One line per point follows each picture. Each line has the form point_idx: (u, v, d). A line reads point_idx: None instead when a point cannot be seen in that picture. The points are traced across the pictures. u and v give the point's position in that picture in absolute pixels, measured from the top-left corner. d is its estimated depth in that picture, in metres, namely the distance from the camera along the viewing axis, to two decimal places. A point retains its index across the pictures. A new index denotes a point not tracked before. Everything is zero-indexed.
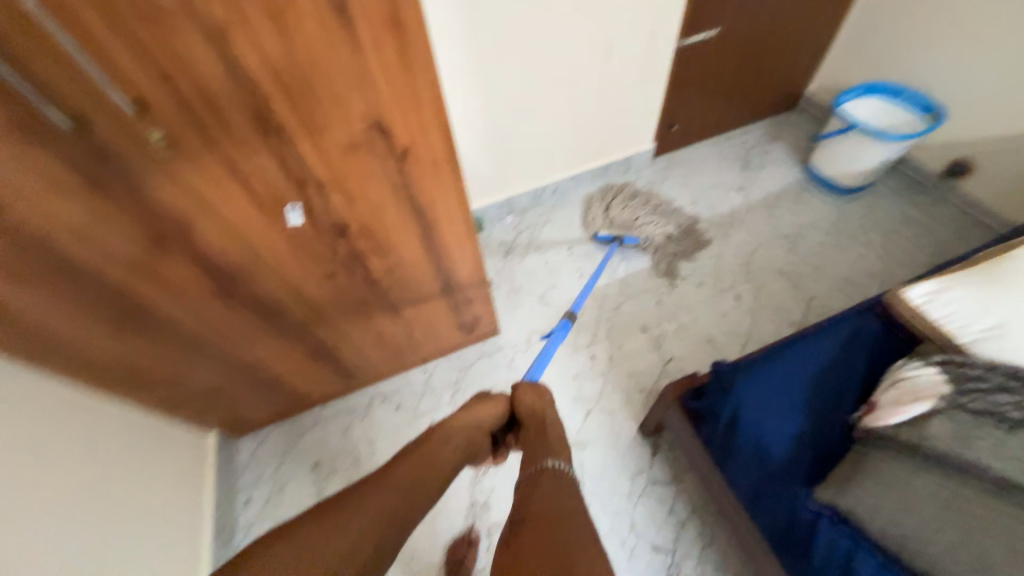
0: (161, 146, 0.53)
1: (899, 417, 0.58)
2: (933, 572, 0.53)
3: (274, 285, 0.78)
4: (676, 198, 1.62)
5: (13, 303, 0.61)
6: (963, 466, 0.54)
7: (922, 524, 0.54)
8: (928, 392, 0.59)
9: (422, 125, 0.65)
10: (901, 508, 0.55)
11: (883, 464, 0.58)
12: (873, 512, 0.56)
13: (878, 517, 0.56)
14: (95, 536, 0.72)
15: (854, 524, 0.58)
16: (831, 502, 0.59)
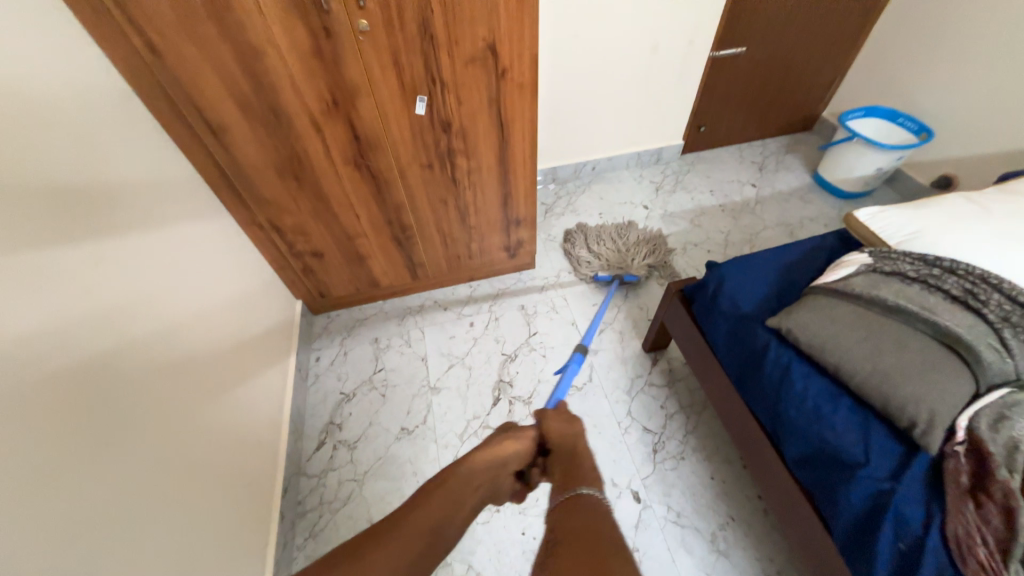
0: (363, 33, 0.83)
1: (832, 277, 0.82)
2: (842, 365, 0.73)
3: (391, 164, 1.07)
4: (697, 186, 1.87)
5: (233, 128, 0.91)
6: (869, 298, 0.74)
7: (839, 328, 0.74)
8: (855, 264, 0.82)
9: (520, 52, 0.94)
10: (826, 320, 0.75)
11: (819, 298, 0.79)
12: (806, 327, 0.76)
13: (809, 330, 0.76)
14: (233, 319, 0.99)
15: (792, 338, 0.78)
16: (777, 326, 0.80)
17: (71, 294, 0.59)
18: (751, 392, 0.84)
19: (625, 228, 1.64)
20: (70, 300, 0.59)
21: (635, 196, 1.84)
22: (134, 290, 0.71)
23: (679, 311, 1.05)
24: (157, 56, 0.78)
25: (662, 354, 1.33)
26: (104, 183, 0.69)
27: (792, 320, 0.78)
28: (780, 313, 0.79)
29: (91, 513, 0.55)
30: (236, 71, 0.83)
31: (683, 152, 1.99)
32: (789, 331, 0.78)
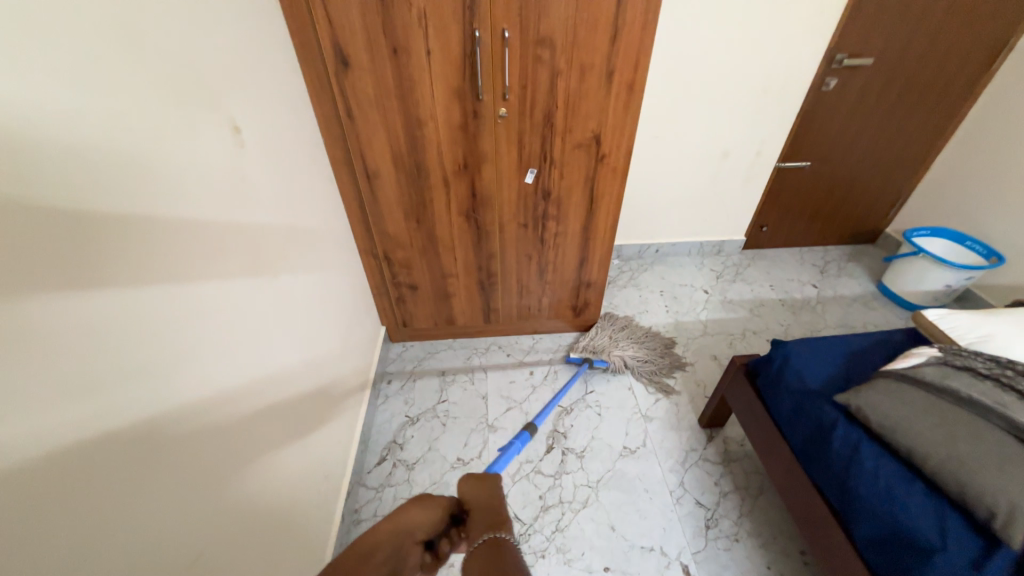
0: (501, 117, 1.07)
1: (901, 363, 0.87)
2: (913, 446, 0.75)
3: (494, 219, 1.27)
4: (758, 279, 1.96)
5: (383, 175, 1.16)
6: (940, 386, 0.78)
7: (908, 412, 0.77)
8: (925, 355, 0.87)
9: (618, 143, 1.14)
10: (893, 403, 0.79)
11: (887, 382, 0.83)
12: (873, 407, 0.80)
13: (876, 411, 0.80)
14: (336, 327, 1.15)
15: (861, 416, 0.82)
16: (846, 403, 0.84)
17: (250, 272, 0.77)
18: (818, 468, 0.85)
19: (642, 329, 1.67)
20: (249, 275, 0.76)
21: (696, 281, 1.95)
22: (283, 281, 0.89)
23: (741, 384, 1.10)
24: (350, 119, 1.05)
25: (718, 431, 1.34)
26: (283, 199, 0.90)
27: (861, 399, 0.82)
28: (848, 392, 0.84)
29: (224, 442, 0.67)
30: (400, 135, 1.08)
31: (744, 248, 2.11)
32: (858, 409, 0.82)
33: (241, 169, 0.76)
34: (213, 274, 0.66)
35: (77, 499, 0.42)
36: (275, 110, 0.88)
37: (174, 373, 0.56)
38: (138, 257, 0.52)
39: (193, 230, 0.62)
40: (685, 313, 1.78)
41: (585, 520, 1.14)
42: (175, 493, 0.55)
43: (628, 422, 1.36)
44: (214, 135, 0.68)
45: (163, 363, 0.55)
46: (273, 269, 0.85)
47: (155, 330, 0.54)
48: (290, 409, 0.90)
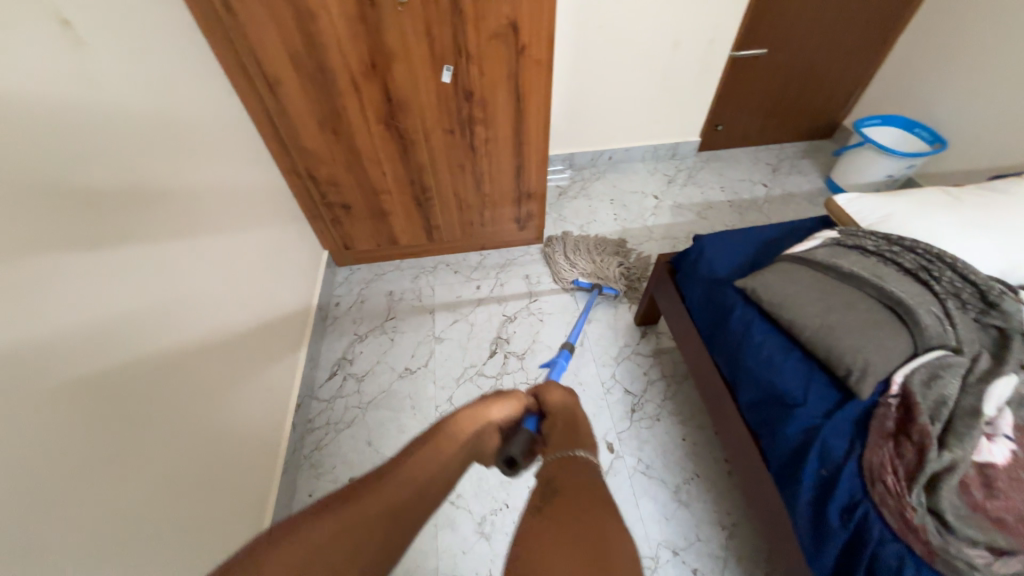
0: (402, 4, 0.96)
1: (800, 246, 0.91)
2: (794, 320, 0.81)
3: (417, 126, 1.20)
4: (710, 181, 1.94)
5: (285, 80, 1.06)
6: (826, 263, 0.84)
7: (795, 290, 0.82)
8: (824, 236, 0.91)
9: (538, 31, 1.05)
10: (783, 282, 0.84)
11: (783, 264, 0.88)
12: (765, 288, 0.85)
13: (768, 291, 0.85)
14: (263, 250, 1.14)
15: (754, 298, 0.87)
16: (743, 287, 0.89)
17: (136, 190, 0.73)
18: (717, 346, 0.93)
19: (603, 241, 1.63)
20: (130, 193, 0.73)
21: (647, 186, 1.92)
22: (183, 200, 0.86)
23: (665, 280, 1.14)
24: (231, 14, 0.94)
25: (652, 328, 1.42)
26: (164, 111, 0.83)
27: (755, 282, 0.86)
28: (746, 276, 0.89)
29: (131, 358, 0.69)
30: (292, 32, 0.98)
31: (699, 150, 2.05)
32: (752, 290, 0.86)
33: (94, 75, 0.68)
34: (84, 192, 0.64)
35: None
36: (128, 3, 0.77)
37: (52, 293, 0.57)
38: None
39: (50, 144, 0.59)
40: (633, 220, 1.78)
41: None
42: (77, 400, 0.58)
43: (568, 326, 1.42)
44: (46, 36, 0.61)
45: (41, 282, 0.56)
46: (165, 187, 0.81)
47: (21, 250, 0.54)
48: (216, 329, 0.92)
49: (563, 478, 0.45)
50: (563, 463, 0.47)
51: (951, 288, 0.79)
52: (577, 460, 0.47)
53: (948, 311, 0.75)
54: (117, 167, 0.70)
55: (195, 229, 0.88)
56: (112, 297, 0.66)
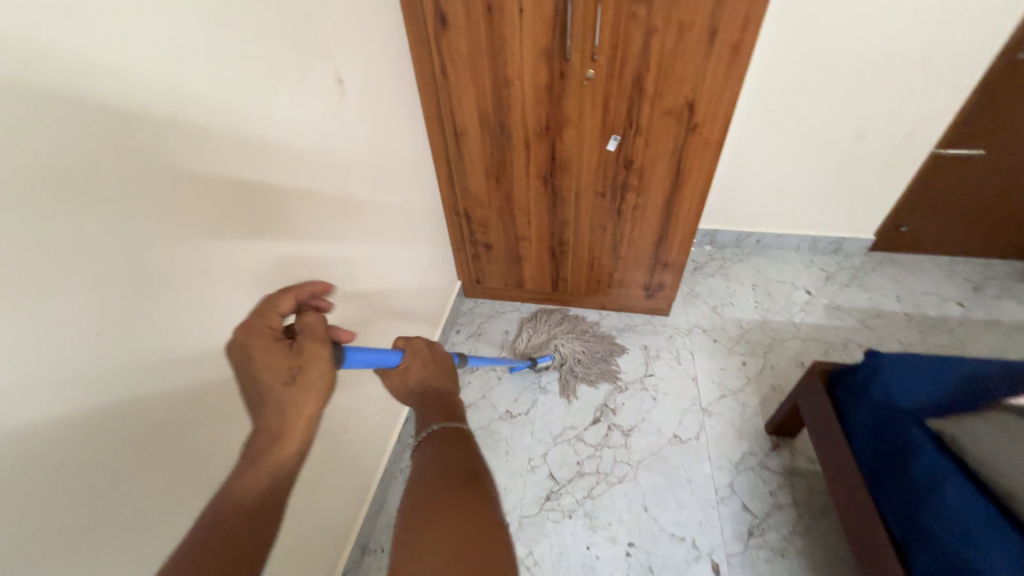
0: (588, 79, 1.05)
1: None
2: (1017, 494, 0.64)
3: (572, 185, 1.26)
4: (882, 287, 1.67)
5: (469, 134, 1.22)
6: None
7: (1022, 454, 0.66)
8: None
9: (715, 111, 1.05)
10: (1002, 441, 0.68)
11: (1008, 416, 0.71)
12: (975, 441, 0.70)
13: (978, 446, 0.69)
14: (413, 272, 1.28)
15: (954, 447, 0.71)
16: (938, 430, 0.74)
17: (337, 208, 0.90)
18: (889, 495, 0.77)
19: (550, 312, 1.58)
20: (339, 214, 0.90)
21: (798, 279, 1.72)
22: (368, 223, 1.02)
23: (817, 392, 0.99)
24: (443, 77, 1.12)
25: (787, 442, 1.22)
26: (375, 150, 1.02)
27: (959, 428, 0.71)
28: (945, 418, 0.74)
29: None
30: (487, 95, 1.13)
31: (872, 249, 1.79)
32: (952, 438, 0.72)
33: (338, 120, 0.88)
34: (309, 204, 0.81)
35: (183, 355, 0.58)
36: (376, 68, 0.98)
37: (264, 273, 0.70)
38: (244, 178, 0.65)
39: (290, 161, 0.75)
40: (777, 312, 1.60)
41: (618, 495, 1.14)
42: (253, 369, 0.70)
43: (683, 413, 1.30)
44: (321, 90, 0.81)
45: (264, 269, 0.71)
46: (359, 209, 0.98)
47: (256, 241, 0.68)
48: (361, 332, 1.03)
49: (432, 459, 0.57)
50: (424, 450, 0.59)
51: None
52: (437, 434, 0.60)
53: None
54: (329, 188, 0.87)
55: (371, 248, 1.04)
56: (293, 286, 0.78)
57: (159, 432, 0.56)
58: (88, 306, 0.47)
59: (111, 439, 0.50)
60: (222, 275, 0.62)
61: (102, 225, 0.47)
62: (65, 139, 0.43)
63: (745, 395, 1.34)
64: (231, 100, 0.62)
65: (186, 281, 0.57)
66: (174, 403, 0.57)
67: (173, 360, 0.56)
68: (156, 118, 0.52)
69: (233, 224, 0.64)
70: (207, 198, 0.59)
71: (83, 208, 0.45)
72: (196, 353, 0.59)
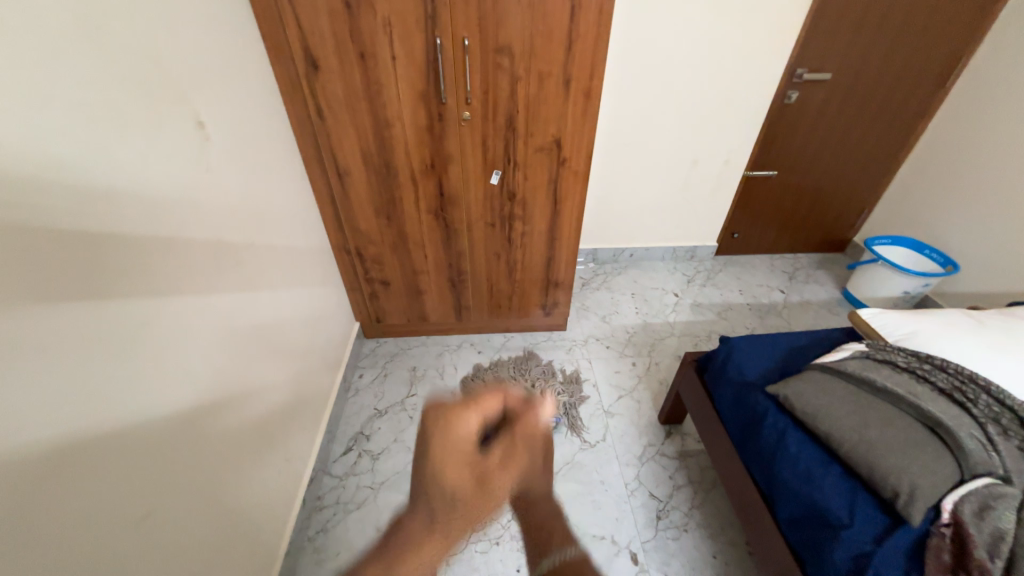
0: (465, 120, 1.12)
1: (829, 357, 0.95)
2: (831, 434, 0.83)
3: (462, 218, 1.32)
4: (728, 284, 2.02)
5: (353, 173, 1.21)
6: (863, 378, 0.86)
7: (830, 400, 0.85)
8: (852, 348, 0.95)
9: (579, 147, 1.21)
10: (815, 393, 0.87)
11: (816, 373, 0.91)
12: (798, 396, 0.88)
13: (801, 399, 0.88)
14: (303, 320, 1.20)
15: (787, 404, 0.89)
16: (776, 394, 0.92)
17: (209, 260, 0.82)
18: (751, 454, 0.93)
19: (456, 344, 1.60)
20: (211, 263, 0.82)
21: (666, 284, 2.00)
22: (246, 273, 0.95)
23: (691, 379, 1.15)
24: (320, 119, 1.11)
25: (677, 428, 1.39)
26: (249, 196, 0.96)
27: (788, 389, 0.90)
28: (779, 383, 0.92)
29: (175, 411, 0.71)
30: (370, 135, 1.14)
31: (716, 253, 2.16)
32: (785, 397, 0.90)
33: (203, 163, 0.81)
34: (174, 260, 0.73)
35: (23, 449, 0.47)
36: (242, 110, 0.93)
37: (120, 336, 0.61)
38: (93, 231, 0.57)
39: (148, 209, 0.67)
40: (654, 314, 1.83)
41: None
42: (117, 458, 0.59)
43: (590, 418, 1.40)
44: (180, 134, 0.75)
45: (118, 333, 0.61)
46: (234, 256, 0.90)
47: (115, 298, 0.60)
48: (246, 390, 0.93)
49: None
50: None
51: (988, 412, 0.78)
52: None
53: (990, 436, 0.74)
54: (199, 237, 0.79)
55: (252, 301, 0.96)
56: (159, 354, 0.69)
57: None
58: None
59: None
60: (59, 349, 0.52)
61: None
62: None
63: (638, 392, 1.50)
64: (69, 149, 0.54)
65: (9, 362, 0.47)
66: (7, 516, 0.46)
67: (2, 460, 0.45)
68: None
69: (76, 294, 0.54)
70: (47, 259, 0.51)
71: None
72: (30, 451, 0.48)
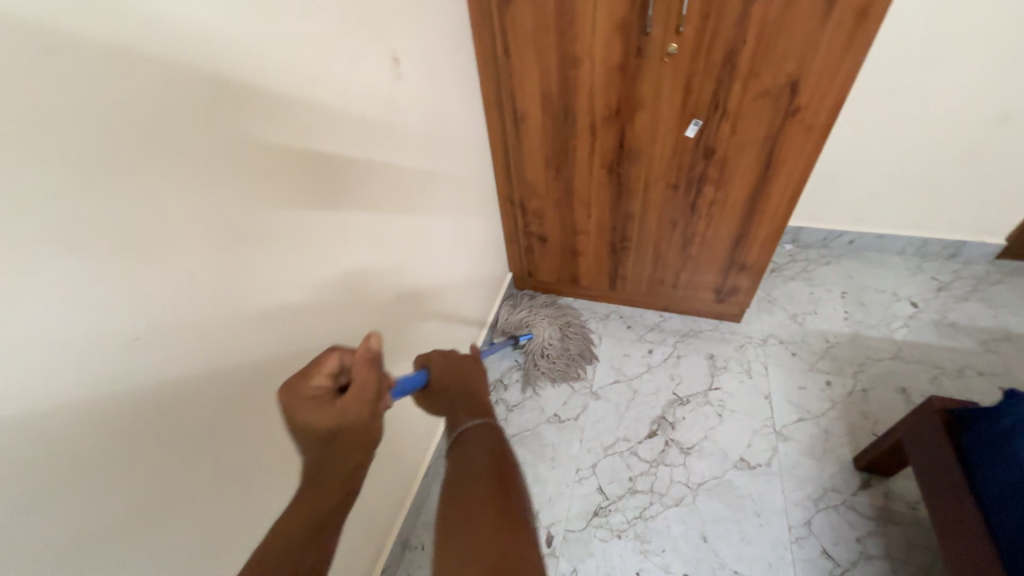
0: (669, 55, 0.91)
1: None
2: None
3: (640, 176, 1.14)
4: (1012, 303, 1.40)
5: (531, 118, 1.12)
6: None
7: None
8: None
9: (825, 91, 0.88)
10: None
11: None
12: None
13: None
14: (464, 266, 1.23)
15: None
16: None
17: (390, 200, 0.85)
18: None
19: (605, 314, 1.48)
20: (392, 206, 0.85)
21: (900, 288, 1.48)
22: (422, 214, 0.97)
23: (936, 435, 0.82)
24: (505, 56, 1.03)
25: (881, 482, 1.05)
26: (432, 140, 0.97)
27: None
28: None
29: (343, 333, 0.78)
30: (553, 75, 1.02)
31: (999, 256, 1.50)
32: None
33: (396, 104, 0.82)
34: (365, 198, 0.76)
35: (211, 345, 0.56)
36: (435, 48, 0.91)
37: (311, 260, 0.68)
38: (292, 163, 0.61)
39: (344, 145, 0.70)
40: (871, 325, 1.39)
41: (674, 520, 1.06)
42: (290, 366, 0.68)
43: (754, 435, 1.16)
44: (378, 72, 0.76)
45: (301, 257, 0.66)
46: (414, 196, 0.93)
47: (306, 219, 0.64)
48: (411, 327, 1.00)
49: None
50: None
51: None
52: None
53: None
54: (384, 176, 0.82)
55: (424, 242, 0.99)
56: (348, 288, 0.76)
57: (192, 421, 0.55)
58: (121, 301, 0.45)
59: (150, 420, 0.50)
60: (258, 267, 0.60)
61: (132, 214, 0.44)
62: (91, 122, 0.39)
63: (829, 420, 1.18)
64: (280, 82, 0.57)
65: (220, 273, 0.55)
66: (200, 395, 0.56)
67: (201, 350, 0.54)
68: (198, 100, 0.48)
69: (276, 216, 0.60)
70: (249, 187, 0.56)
71: (109, 198, 0.42)
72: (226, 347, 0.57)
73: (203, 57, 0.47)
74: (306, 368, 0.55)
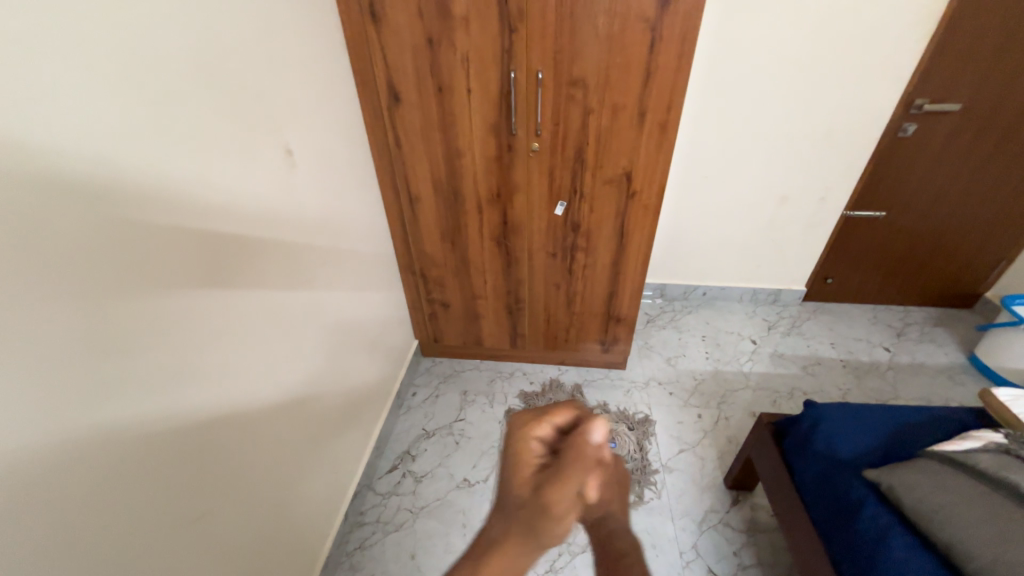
0: (534, 151, 1.12)
1: (952, 446, 0.78)
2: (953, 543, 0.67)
3: (524, 246, 1.31)
4: (819, 335, 1.79)
5: (424, 198, 1.25)
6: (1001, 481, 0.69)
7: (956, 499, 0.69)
8: (986, 437, 0.78)
9: (651, 180, 1.15)
10: (939, 488, 0.71)
11: (931, 462, 0.76)
12: (910, 489, 0.73)
13: (913, 493, 0.72)
14: (368, 336, 1.25)
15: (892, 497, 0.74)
16: (876, 481, 0.77)
17: (288, 275, 0.88)
18: (841, 548, 0.78)
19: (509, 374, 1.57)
20: (289, 281, 0.88)
21: (743, 329, 1.81)
22: (320, 285, 1.00)
23: (767, 444, 1.01)
24: (397, 148, 1.17)
25: (747, 497, 1.22)
26: (330, 218, 1.03)
27: (894, 478, 0.75)
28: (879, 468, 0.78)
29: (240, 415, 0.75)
30: (441, 164, 1.18)
31: (805, 299, 1.93)
32: (890, 488, 0.75)
33: (290, 188, 0.88)
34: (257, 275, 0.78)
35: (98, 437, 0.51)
36: (330, 139, 1.01)
37: (206, 337, 0.67)
38: (194, 241, 0.64)
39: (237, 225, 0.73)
40: (727, 362, 1.66)
41: (582, 566, 1.09)
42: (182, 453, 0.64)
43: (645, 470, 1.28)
44: (271, 161, 0.82)
45: (201, 334, 0.65)
46: (312, 269, 0.96)
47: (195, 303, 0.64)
48: (309, 401, 0.97)
49: None
50: None
51: None
52: None
53: None
54: (282, 253, 0.86)
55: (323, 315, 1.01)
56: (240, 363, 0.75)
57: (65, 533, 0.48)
58: None
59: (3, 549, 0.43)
60: (155, 348, 0.58)
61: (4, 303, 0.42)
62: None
63: (702, 448, 1.35)
64: (176, 170, 0.61)
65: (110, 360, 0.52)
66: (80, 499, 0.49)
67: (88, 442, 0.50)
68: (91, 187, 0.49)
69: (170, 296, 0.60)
70: (149, 266, 0.57)
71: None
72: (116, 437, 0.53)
73: (102, 147, 0.50)
74: (541, 413, 0.47)
